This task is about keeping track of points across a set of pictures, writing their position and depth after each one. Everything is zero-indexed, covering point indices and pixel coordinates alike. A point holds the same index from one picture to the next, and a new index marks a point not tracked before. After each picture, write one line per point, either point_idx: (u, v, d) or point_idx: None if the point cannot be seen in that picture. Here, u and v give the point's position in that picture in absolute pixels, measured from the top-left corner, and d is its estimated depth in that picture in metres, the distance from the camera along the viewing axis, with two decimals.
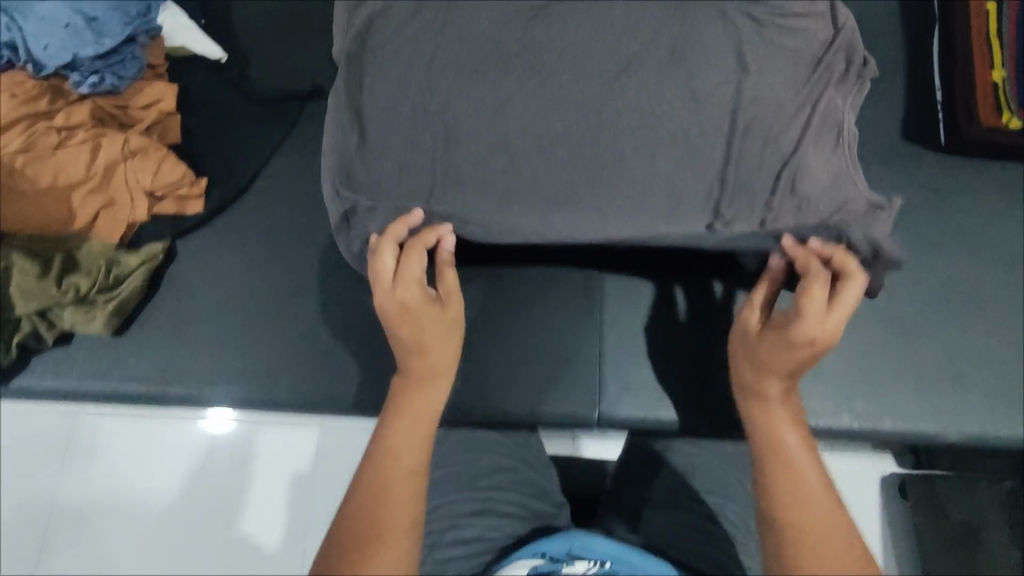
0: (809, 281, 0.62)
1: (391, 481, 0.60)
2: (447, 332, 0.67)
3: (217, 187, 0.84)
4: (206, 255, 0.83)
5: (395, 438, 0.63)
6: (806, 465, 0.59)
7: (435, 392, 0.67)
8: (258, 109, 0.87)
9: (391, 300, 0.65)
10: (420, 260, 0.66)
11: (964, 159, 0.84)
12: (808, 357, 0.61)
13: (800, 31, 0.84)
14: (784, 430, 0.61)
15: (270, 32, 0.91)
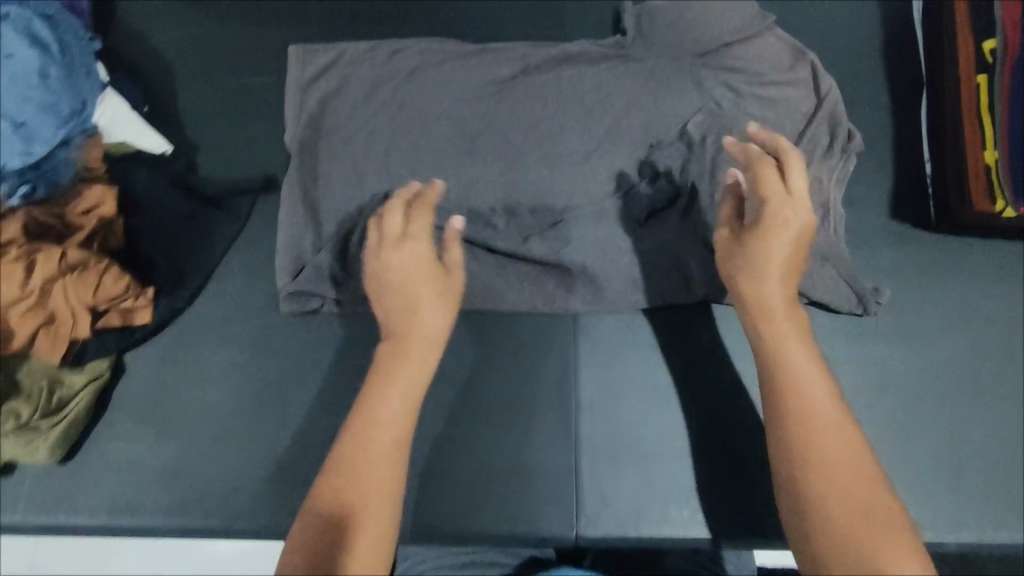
0: (761, 166, 0.68)
1: (374, 447, 0.63)
2: (439, 290, 0.70)
3: (164, 293, 0.78)
4: (157, 367, 0.79)
5: (382, 399, 0.66)
6: (821, 402, 0.61)
7: (420, 352, 0.69)
8: (208, 205, 0.82)
9: (395, 255, 0.70)
10: (427, 219, 0.73)
11: (951, 238, 0.81)
12: (777, 260, 0.65)
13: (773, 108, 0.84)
14: (803, 359, 0.63)
15: (219, 118, 0.86)
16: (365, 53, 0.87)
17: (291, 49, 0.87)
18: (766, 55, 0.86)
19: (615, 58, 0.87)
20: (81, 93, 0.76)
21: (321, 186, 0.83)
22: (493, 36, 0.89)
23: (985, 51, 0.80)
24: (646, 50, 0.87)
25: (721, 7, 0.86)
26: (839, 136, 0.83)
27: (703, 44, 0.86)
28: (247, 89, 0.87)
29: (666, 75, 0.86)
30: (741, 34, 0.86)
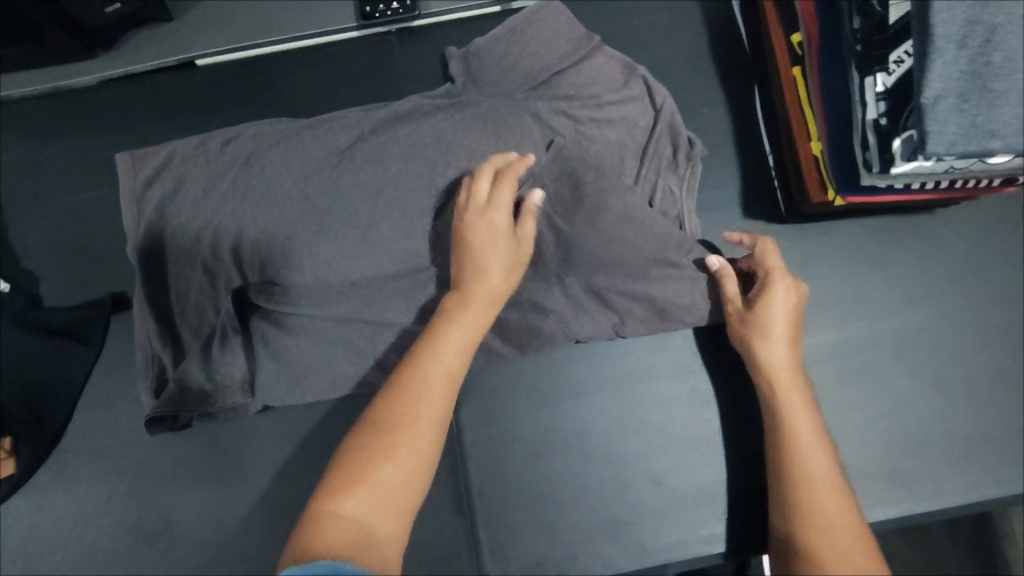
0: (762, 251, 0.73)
1: (417, 400, 0.61)
2: (501, 258, 0.70)
3: (24, 439, 0.76)
4: (34, 514, 0.76)
5: (409, 360, 0.64)
6: (818, 460, 0.63)
7: (456, 337, 0.66)
8: (53, 338, 0.78)
9: (479, 222, 0.70)
10: (512, 185, 0.72)
11: (800, 228, 0.82)
12: (780, 335, 0.69)
13: (614, 126, 0.81)
14: (805, 419, 0.65)
15: (57, 241, 0.83)
16: (196, 147, 0.82)
17: (118, 158, 0.82)
18: (599, 77, 0.83)
19: (447, 108, 0.82)
20: None
21: (170, 294, 0.80)
22: (328, 107, 0.88)
23: (794, 43, 0.76)
24: (477, 94, 0.83)
25: (547, 35, 0.83)
26: (681, 146, 0.81)
27: (534, 77, 0.83)
28: (80, 206, 0.84)
29: (501, 111, 0.81)
30: (569, 59, 0.83)
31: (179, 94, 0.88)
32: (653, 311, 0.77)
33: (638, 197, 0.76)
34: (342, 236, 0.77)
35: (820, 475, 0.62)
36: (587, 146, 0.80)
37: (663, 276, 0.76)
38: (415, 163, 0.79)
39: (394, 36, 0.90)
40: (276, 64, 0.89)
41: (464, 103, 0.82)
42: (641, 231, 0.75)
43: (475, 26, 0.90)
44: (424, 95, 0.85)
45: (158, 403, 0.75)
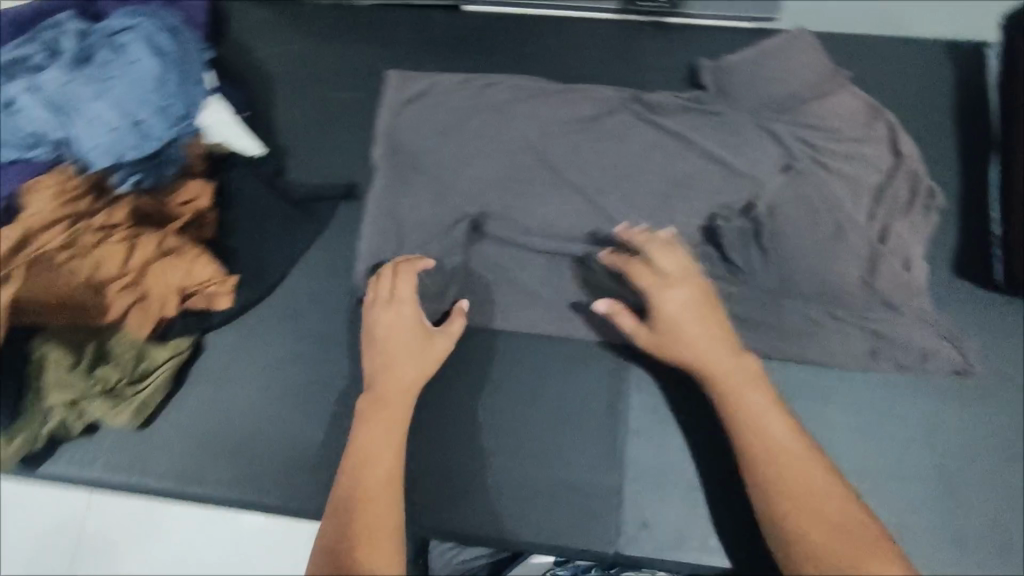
0: (632, 264, 0.78)
1: (371, 486, 0.70)
2: (437, 353, 0.79)
3: (246, 283, 0.85)
4: (234, 352, 0.85)
5: (364, 442, 0.73)
6: (787, 441, 0.70)
7: (380, 431, 0.74)
8: (291, 206, 0.88)
9: (387, 321, 0.78)
10: (409, 281, 0.80)
11: (1012, 301, 0.81)
12: (688, 337, 0.75)
13: (853, 159, 0.85)
14: (758, 400, 0.72)
15: (310, 128, 0.93)
16: (458, 83, 0.92)
17: (389, 73, 0.93)
18: (842, 113, 0.87)
19: (694, 111, 0.89)
20: (190, 97, 0.84)
21: (399, 195, 0.87)
22: (569, 75, 0.94)
23: None
24: (726, 106, 0.89)
25: (794, 64, 0.88)
26: (920, 194, 0.83)
27: (778, 100, 0.88)
28: (340, 104, 0.94)
29: (745, 125, 0.88)
30: (814, 93, 0.88)
31: (441, 31, 0.96)
32: (868, 340, 0.79)
33: (865, 230, 0.82)
34: (576, 192, 0.87)
35: (786, 452, 0.70)
36: (831, 169, 0.85)
37: (875, 307, 0.79)
38: (653, 149, 0.88)
39: (648, 27, 0.94)
40: (531, 24, 0.96)
41: (714, 111, 0.89)
42: (854, 257, 0.81)
43: (726, 35, 0.93)
44: (671, 92, 0.91)
45: None
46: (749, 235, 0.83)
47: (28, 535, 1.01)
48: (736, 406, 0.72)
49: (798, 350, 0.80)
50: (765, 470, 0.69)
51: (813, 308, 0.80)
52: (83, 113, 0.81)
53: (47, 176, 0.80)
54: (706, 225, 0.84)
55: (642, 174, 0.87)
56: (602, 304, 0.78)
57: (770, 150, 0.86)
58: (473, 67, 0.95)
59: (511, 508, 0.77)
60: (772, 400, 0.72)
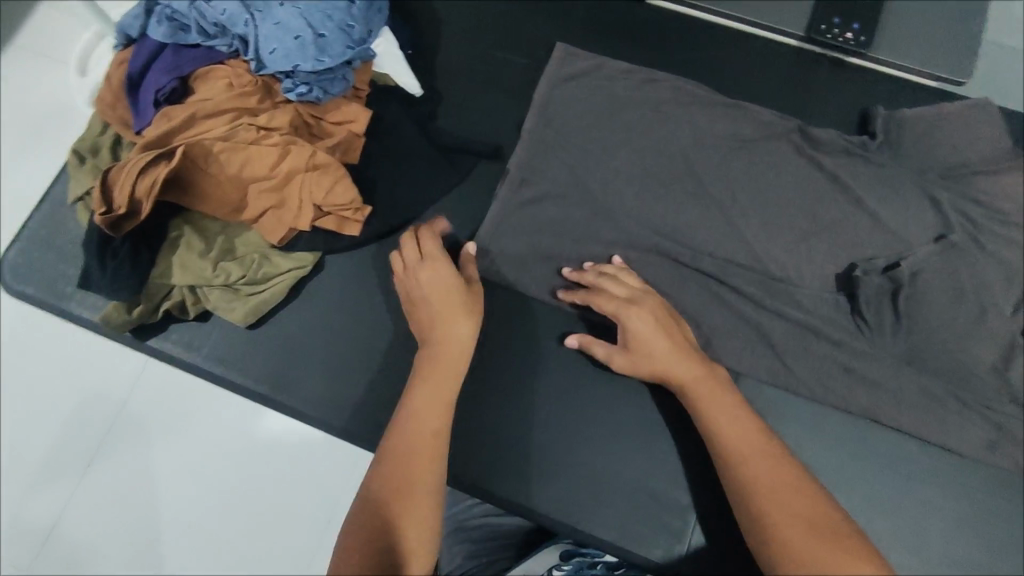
0: (592, 298, 0.77)
1: (407, 463, 0.66)
2: (475, 304, 0.77)
3: (377, 215, 0.87)
4: (354, 277, 0.87)
5: (420, 400, 0.70)
6: (777, 469, 0.66)
7: (423, 393, 0.71)
8: (435, 152, 0.89)
9: (436, 280, 0.76)
10: (433, 240, 0.79)
11: None
12: (659, 357, 0.73)
13: (1015, 245, 0.81)
14: (733, 423, 0.69)
15: (469, 81, 0.94)
16: (623, 73, 0.90)
17: (556, 47, 0.92)
18: (1014, 195, 0.83)
19: (856, 155, 0.85)
20: (371, 24, 0.87)
21: (540, 168, 0.86)
22: (735, 90, 0.93)
23: None
24: (890, 159, 0.86)
25: (970, 134, 0.85)
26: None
27: (946, 166, 0.85)
28: (503, 64, 0.95)
29: (905, 183, 0.84)
30: (988, 168, 0.84)
31: (619, 18, 0.96)
32: (986, 430, 0.77)
33: (1007, 318, 0.79)
34: (720, 206, 0.84)
35: (761, 462, 0.67)
36: (990, 250, 0.81)
37: (1001, 401, 0.77)
38: (806, 183, 0.85)
39: (826, 61, 0.93)
40: (707, 32, 0.95)
41: (877, 161, 0.85)
42: (991, 342, 0.78)
43: (906, 88, 0.91)
44: (838, 133, 0.88)
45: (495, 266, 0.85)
46: (886, 295, 0.80)
47: (109, 405, 1.11)
48: (721, 435, 0.69)
49: (909, 422, 0.77)
50: (747, 495, 0.66)
51: (935, 384, 0.78)
52: (271, 16, 0.83)
53: (224, 67, 0.84)
54: (843, 273, 0.82)
55: (792, 205, 0.84)
56: (574, 337, 0.79)
57: (932, 214, 0.83)
58: (642, 60, 0.94)
59: (583, 499, 0.77)
60: (755, 448, 0.68)
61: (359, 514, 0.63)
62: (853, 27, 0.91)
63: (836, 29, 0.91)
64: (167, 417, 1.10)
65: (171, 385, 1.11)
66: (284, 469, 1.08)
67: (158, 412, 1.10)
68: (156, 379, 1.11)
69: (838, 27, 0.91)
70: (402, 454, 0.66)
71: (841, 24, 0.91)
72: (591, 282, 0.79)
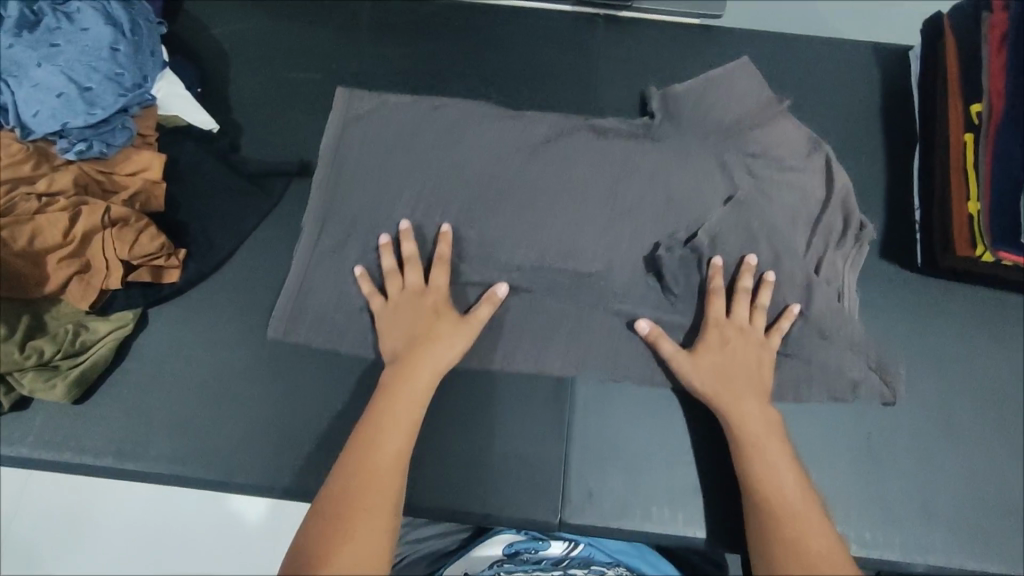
0: (388, 281, 0.79)
1: (369, 478, 0.67)
2: (465, 340, 0.77)
3: (195, 256, 0.84)
4: (180, 325, 0.83)
5: (389, 418, 0.71)
6: (796, 485, 0.68)
7: (403, 411, 0.72)
8: (241, 181, 0.88)
9: (409, 302, 0.78)
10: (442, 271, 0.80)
11: (933, 281, 0.86)
12: (728, 370, 0.75)
13: (795, 189, 0.85)
14: (773, 442, 0.71)
15: (266, 107, 0.94)
16: (399, 105, 0.89)
17: (336, 90, 0.90)
18: (787, 141, 0.86)
19: (642, 137, 0.87)
20: (143, 69, 0.84)
21: (343, 178, 0.85)
22: (527, 61, 0.97)
23: (970, 113, 0.83)
24: (671, 130, 0.87)
25: (741, 94, 0.88)
26: (854, 228, 0.83)
27: (725, 127, 0.86)
28: (296, 84, 0.95)
29: (692, 152, 0.85)
30: (761, 121, 0.87)
31: (403, 16, 0.99)
32: (800, 366, 0.80)
33: (801, 264, 0.82)
34: (530, 170, 0.85)
35: (779, 483, 0.68)
36: (776, 199, 0.84)
37: (815, 320, 0.80)
38: (598, 162, 0.85)
39: (601, 18, 0.99)
40: (490, 13, 1.00)
41: (661, 138, 0.86)
42: (789, 282, 0.81)
43: (675, 30, 0.99)
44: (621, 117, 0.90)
45: (304, 324, 0.81)
46: (694, 266, 0.81)
47: None
48: (748, 450, 0.71)
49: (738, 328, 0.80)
50: (759, 503, 0.68)
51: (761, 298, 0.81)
52: (28, 79, 0.80)
53: None
54: (649, 254, 0.82)
55: (595, 161, 0.86)
56: (644, 326, 0.79)
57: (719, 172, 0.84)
58: (435, 51, 0.98)
59: (460, 478, 0.78)
60: (779, 439, 0.72)
61: (322, 519, 0.64)
62: None
63: None
64: (45, 524, 1.01)
65: (45, 488, 1.02)
66: (186, 544, 1.00)
67: (35, 520, 1.01)
68: (29, 486, 1.03)
69: None
70: (358, 470, 0.67)
71: None
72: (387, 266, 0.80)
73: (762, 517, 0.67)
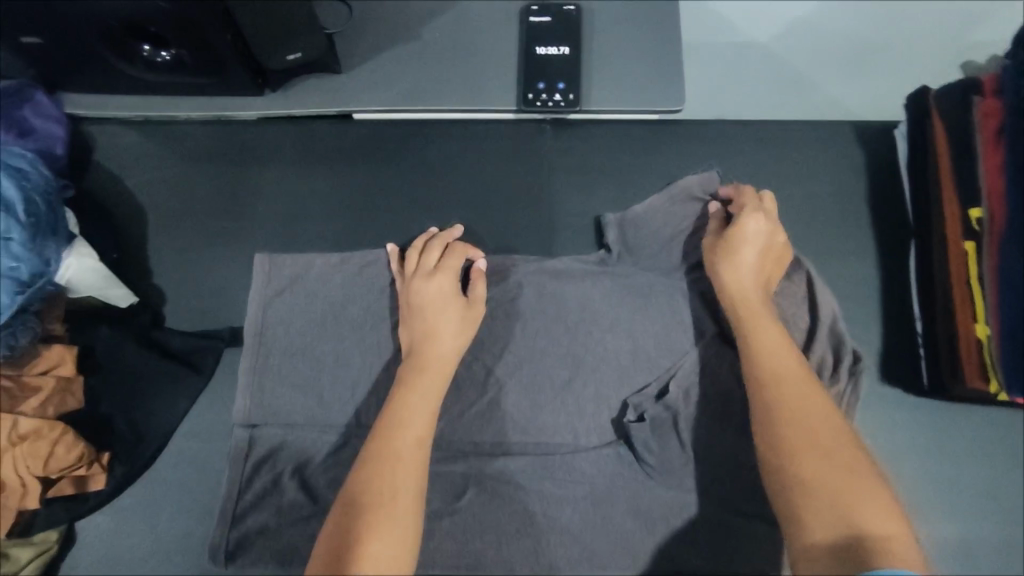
0: (409, 254, 0.79)
1: (392, 466, 0.62)
2: (472, 325, 0.74)
3: (121, 457, 0.77)
4: (112, 535, 0.76)
5: (408, 404, 0.67)
6: (791, 365, 0.63)
7: (422, 402, 0.67)
8: (166, 362, 0.80)
9: (426, 288, 0.75)
10: (457, 255, 0.78)
11: (941, 403, 0.77)
12: (743, 258, 0.72)
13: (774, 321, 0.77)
14: (772, 325, 0.67)
15: (190, 267, 0.86)
16: (335, 265, 0.82)
17: (255, 257, 0.82)
18: None
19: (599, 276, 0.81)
20: (46, 252, 0.75)
21: (278, 354, 0.79)
22: (470, 182, 0.89)
23: (970, 218, 0.74)
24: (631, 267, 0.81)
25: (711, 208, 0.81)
26: (845, 360, 0.75)
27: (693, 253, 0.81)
28: (223, 235, 0.87)
29: (654, 292, 0.80)
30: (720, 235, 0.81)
31: (331, 145, 0.91)
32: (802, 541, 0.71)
33: None
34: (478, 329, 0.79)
35: (775, 365, 0.63)
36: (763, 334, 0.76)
37: None
38: (552, 314, 0.79)
39: (547, 125, 0.90)
40: (425, 130, 0.91)
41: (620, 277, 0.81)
42: None
43: (630, 130, 0.90)
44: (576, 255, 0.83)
45: (242, 541, 0.73)
46: (667, 428, 0.74)
47: None
48: (750, 321, 0.68)
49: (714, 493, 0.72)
50: (755, 373, 0.64)
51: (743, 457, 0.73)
52: None
53: None
54: (618, 418, 0.75)
55: (550, 311, 0.79)
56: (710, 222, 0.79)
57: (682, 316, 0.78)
58: (369, 180, 0.89)
59: None
60: (776, 323, 0.68)
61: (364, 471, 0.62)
62: (560, 86, 0.87)
63: (543, 93, 0.87)
64: None
65: None
66: None
67: None
68: None
69: (543, 91, 0.87)
70: (381, 461, 0.63)
71: (546, 87, 0.87)
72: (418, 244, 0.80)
73: (758, 383, 0.63)
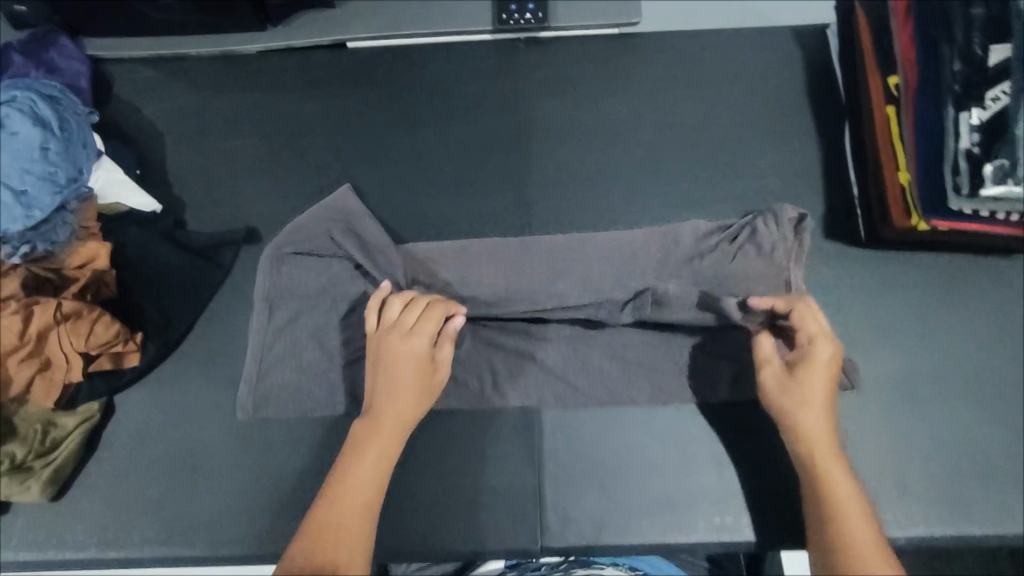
0: (388, 308, 0.77)
1: (337, 537, 0.63)
2: (430, 395, 0.75)
3: (153, 336, 0.85)
4: (147, 406, 0.85)
5: (355, 480, 0.68)
6: (859, 514, 0.64)
7: (366, 489, 0.68)
8: (189, 256, 0.89)
9: (400, 347, 0.74)
10: (432, 319, 0.76)
11: (877, 254, 0.87)
12: (809, 387, 0.70)
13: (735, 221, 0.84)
14: (839, 468, 0.67)
15: (206, 179, 0.96)
16: None
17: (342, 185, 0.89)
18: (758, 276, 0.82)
19: None
20: (78, 162, 0.84)
21: None
22: (454, 94, 0.99)
23: (890, 86, 0.84)
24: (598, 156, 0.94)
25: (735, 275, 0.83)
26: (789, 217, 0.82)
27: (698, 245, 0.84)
28: (234, 151, 0.97)
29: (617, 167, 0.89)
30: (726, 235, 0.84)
31: (327, 69, 1.01)
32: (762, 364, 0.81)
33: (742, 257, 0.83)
34: None
35: (843, 504, 0.64)
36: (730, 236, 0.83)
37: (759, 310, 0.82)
38: None
39: (522, 42, 1.01)
40: (412, 53, 1.01)
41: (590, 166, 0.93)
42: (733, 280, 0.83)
43: (595, 42, 1.01)
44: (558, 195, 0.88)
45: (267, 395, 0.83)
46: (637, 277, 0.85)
47: None
48: (823, 466, 0.67)
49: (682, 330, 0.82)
50: (824, 522, 0.64)
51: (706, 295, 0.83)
52: None
53: None
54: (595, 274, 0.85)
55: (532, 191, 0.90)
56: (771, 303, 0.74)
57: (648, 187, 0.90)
58: (364, 97, 0.99)
59: (438, 517, 0.79)
60: (842, 464, 0.68)
61: (311, 527, 0.64)
62: (530, 7, 0.99)
63: (516, 13, 0.99)
64: None
65: None
66: None
67: None
68: None
69: (516, 12, 0.99)
70: (329, 535, 0.63)
71: (518, 9, 1.00)
72: (397, 299, 0.77)
73: (823, 518, 0.64)
